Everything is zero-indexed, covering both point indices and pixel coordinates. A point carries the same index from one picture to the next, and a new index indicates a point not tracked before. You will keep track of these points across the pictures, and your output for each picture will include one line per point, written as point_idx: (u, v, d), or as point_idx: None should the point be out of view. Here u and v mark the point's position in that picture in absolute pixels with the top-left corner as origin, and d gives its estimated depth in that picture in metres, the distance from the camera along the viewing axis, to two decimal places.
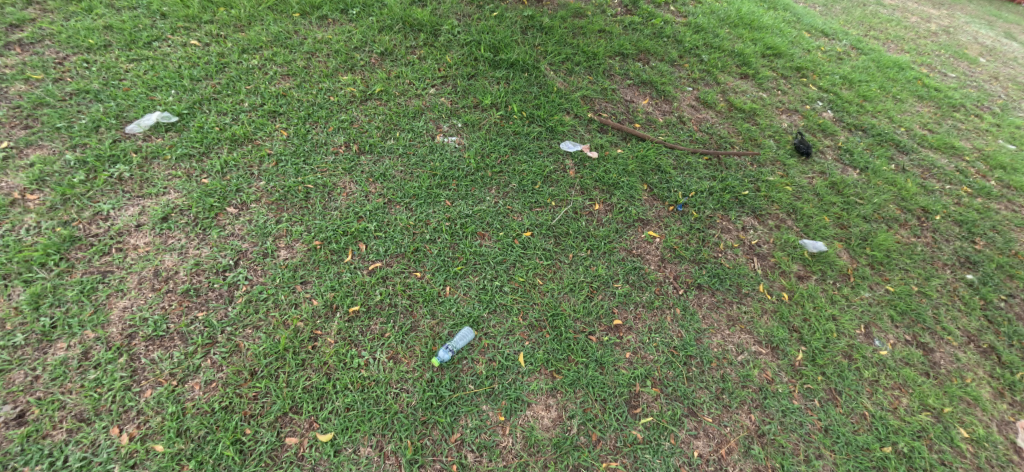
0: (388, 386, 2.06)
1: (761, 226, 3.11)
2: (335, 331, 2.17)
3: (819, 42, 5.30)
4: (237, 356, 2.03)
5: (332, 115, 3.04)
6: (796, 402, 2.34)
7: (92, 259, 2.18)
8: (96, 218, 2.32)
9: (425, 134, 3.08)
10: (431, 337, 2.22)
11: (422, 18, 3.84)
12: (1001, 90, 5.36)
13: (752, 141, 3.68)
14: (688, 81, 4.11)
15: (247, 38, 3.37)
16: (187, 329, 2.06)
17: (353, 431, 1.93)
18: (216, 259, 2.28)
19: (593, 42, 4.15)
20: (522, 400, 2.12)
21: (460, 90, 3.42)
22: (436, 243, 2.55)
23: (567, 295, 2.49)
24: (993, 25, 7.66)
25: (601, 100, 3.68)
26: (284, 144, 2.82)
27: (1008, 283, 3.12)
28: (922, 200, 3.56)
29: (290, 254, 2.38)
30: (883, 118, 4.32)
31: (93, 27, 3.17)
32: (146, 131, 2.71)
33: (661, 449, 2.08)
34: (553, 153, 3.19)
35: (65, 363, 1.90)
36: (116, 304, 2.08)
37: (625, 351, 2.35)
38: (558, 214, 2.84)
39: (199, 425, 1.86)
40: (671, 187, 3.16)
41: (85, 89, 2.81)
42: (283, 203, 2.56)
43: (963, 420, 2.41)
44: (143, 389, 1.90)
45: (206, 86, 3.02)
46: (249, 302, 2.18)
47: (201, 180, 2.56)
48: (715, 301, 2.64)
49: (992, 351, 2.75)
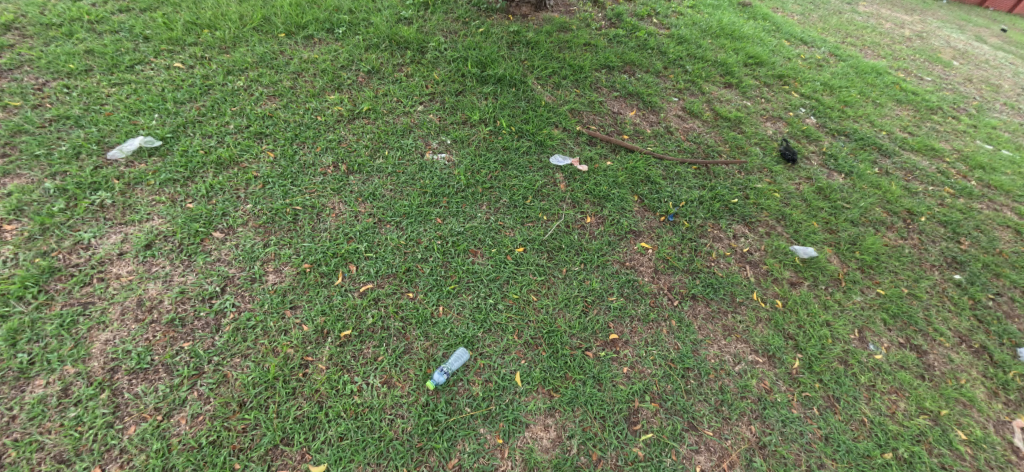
0: (382, 412, 2.01)
1: (752, 234, 3.12)
2: (327, 357, 2.11)
3: (798, 50, 5.40)
4: (225, 387, 1.97)
5: (320, 135, 3.01)
6: (795, 411, 2.33)
7: (72, 291, 2.11)
8: (77, 247, 2.25)
9: (414, 151, 3.06)
10: (425, 360, 2.17)
11: (408, 36, 3.83)
12: (975, 92, 5.51)
13: (739, 149, 3.72)
14: (674, 91, 4.16)
15: (232, 59, 3.35)
16: (172, 360, 2.00)
17: (348, 461, 1.87)
18: (202, 286, 2.22)
19: (578, 56, 4.18)
20: (520, 421, 2.08)
21: (447, 106, 3.42)
22: (428, 262, 2.51)
23: (562, 310, 2.47)
24: (963, 29, 7.89)
25: (589, 112, 3.70)
26: (271, 166, 2.78)
27: (995, 281, 3.17)
28: (907, 202, 3.61)
29: (279, 278, 2.32)
30: (865, 123, 4.40)
31: (74, 52, 3.13)
32: (128, 156, 2.66)
33: (662, 466, 2.05)
34: (543, 167, 3.18)
35: (44, 401, 1.83)
36: (97, 337, 2.01)
37: (622, 365, 2.32)
38: (550, 229, 2.82)
39: (185, 461, 1.79)
40: (661, 197, 3.17)
41: (65, 115, 2.76)
42: (270, 226, 2.52)
43: (961, 423, 2.42)
44: (126, 426, 1.82)
45: (190, 109, 2.98)
46: (236, 331, 2.12)
47: (185, 205, 2.51)
48: (710, 311, 2.64)
49: (984, 350, 2.77)
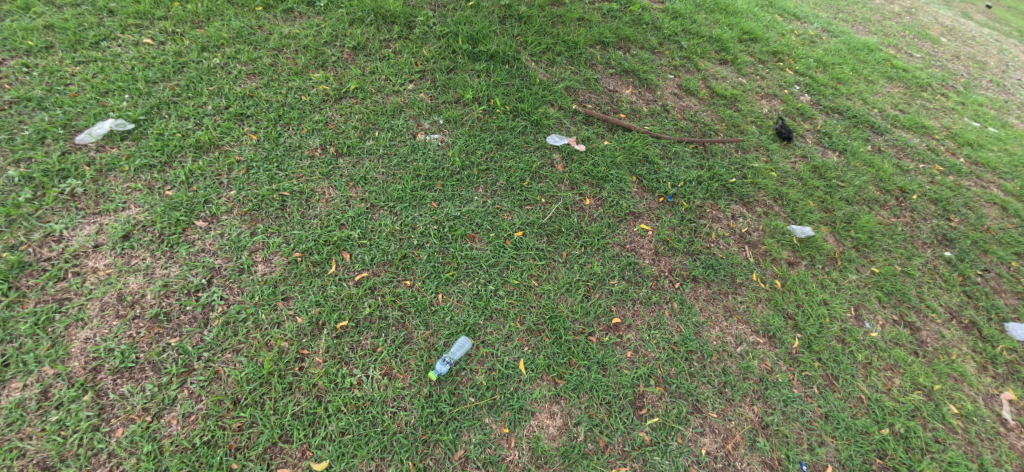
0: (384, 405, 1.94)
1: (750, 214, 3.09)
2: (323, 349, 2.03)
3: (792, 26, 5.32)
4: (217, 384, 1.88)
5: (305, 115, 2.86)
6: (796, 391, 2.33)
7: (46, 287, 1.98)
8: (47, 240, 2.11)
9: (405, 132, 2.93)
10: (426, 350, 2.10)
11: (395, 10, 3.65)
12: (963, 69, 5.52)
13: (735, 127, 3.67)
14: (669, 68, 4.06)
15: (206, 34, 3.14)
16: (159, 358, 1.89)
17: (350, 457, 1.82)
18: (187, 279, 2.10)
19: (572, 31, 4.04)
20: (526, 409, 2.03)
21: (439, 84, 3.27)
22: (424, 248, 2.42)
23: (564, 295, 2.42)
24: (950, 5, 7.88)
25: (584, 90, 3.59)
26: (255, 149, 2.63)
27: (983, 258, 3.21)
28: (900, 180, 3.62)
29: (269, 268, 2.22)
30: (857, 101, 4.38)
31: (31, 27, 2.89)
32: (98, 140, 2.48)
33: (669, 450, 2.04)
34: (540, 147, 3.09)
35: (22, 405, 1.72)
36: (76, 336, 1.89)
37: (626, 350, 2.29)
38: (549, 211, 2.74)
39: (179, 463, 1.71)
40: (660, 178, 3.11)
41: (26, 97, 2.56)
42: (256, 214, 2.39)
43: (953, 397, 2.46)
44: (113, 428, 1.73)
45: (163, 89, 2.79)
46: (226, 325, 2.02)
47: (164, 192, 2.36)
48: (711, 293, 2.62)
49: (973, 326, 2.81)
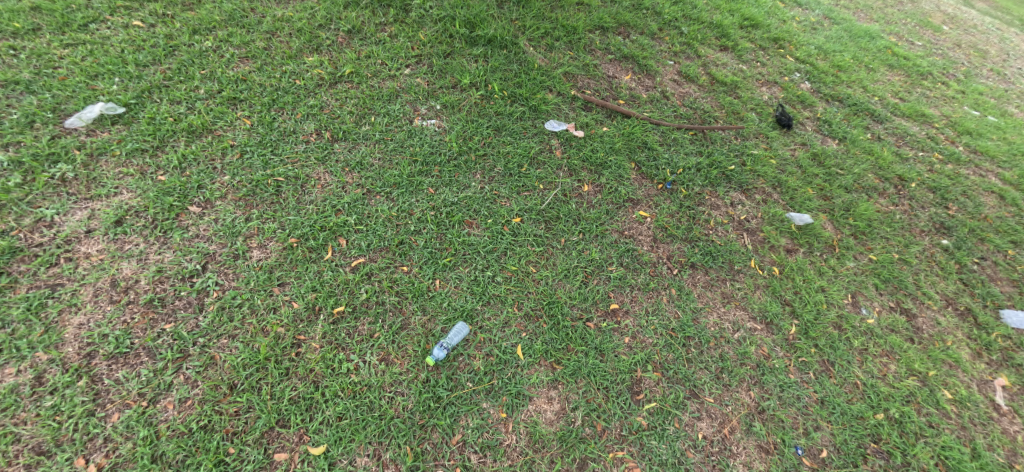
0: (381, 390, 1.94)
1: (749, 201, 3.08)
2: (320, 335, 2.02)
3: (793, 13, 5.26)
4: (213, 370, 1.87)
5: (299, 100, 2.82)
6: (793, 376, 2.34)
7: (38, 272, 1.96)
8: (39, 225, 2.08)
9: (402, 118, 2.89)
10: (423, 336, 2.10)
11: None
12: (963, 58, 5.49)
13: (735, 114, 3.64)
14: (669, 54, 4.02)
15: (197, 17, 3.07)
16: (154, 343, 1.88)
17: (348, 441, 1.81)
18: (181, 265, 2.08)
19: (571, 16, 3.98)
20: (523, 394, 2.04)
21: (435, 69, 3.23)
22: (421, 234, 2.40)
23: (562, 281, 2.41)
24: None
25: (583, 76, 3.54)
26: (249, 134, 2.60)
27: (980, 246, 3.21)
28: (899, 168, 3.61)
29: (264, 254, 2.20)
30: (858, 88, 4.35)
31: (18, 9, 2.83)
32: (89, 124, 2.44)
33: (666, 434, 2.05)
34: (538, 133, 3.06)
35: (16, 390, 1.71)
36: (70, 321, 1.87)
37: (624, 336, 2.29)
38: (547, 198, 2.72)
39: (175, 448, 1.71)
40: (659, 164, 3.09)
41: (14, 80, 2.51)
42: (251, 199, 2.36)
43: (947, 382, 2.47)
44: (109, 413, 1.72)
45: (154, 72, 2.74)
46: (221, 310, 2.00)
47: (157, 177, 2.33)
48: (709, 279, 2.61)
49: (969, 313, 2.82)
